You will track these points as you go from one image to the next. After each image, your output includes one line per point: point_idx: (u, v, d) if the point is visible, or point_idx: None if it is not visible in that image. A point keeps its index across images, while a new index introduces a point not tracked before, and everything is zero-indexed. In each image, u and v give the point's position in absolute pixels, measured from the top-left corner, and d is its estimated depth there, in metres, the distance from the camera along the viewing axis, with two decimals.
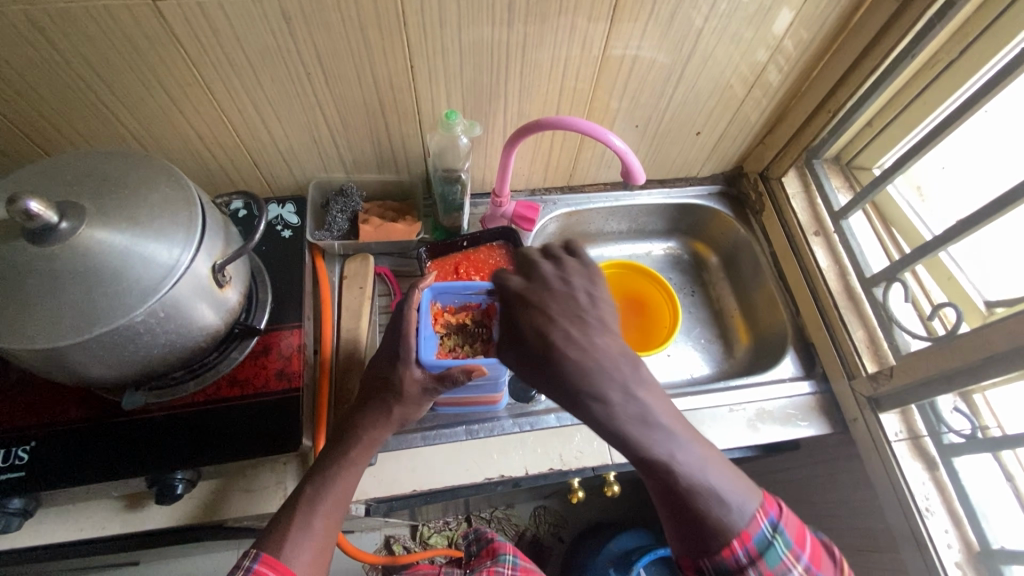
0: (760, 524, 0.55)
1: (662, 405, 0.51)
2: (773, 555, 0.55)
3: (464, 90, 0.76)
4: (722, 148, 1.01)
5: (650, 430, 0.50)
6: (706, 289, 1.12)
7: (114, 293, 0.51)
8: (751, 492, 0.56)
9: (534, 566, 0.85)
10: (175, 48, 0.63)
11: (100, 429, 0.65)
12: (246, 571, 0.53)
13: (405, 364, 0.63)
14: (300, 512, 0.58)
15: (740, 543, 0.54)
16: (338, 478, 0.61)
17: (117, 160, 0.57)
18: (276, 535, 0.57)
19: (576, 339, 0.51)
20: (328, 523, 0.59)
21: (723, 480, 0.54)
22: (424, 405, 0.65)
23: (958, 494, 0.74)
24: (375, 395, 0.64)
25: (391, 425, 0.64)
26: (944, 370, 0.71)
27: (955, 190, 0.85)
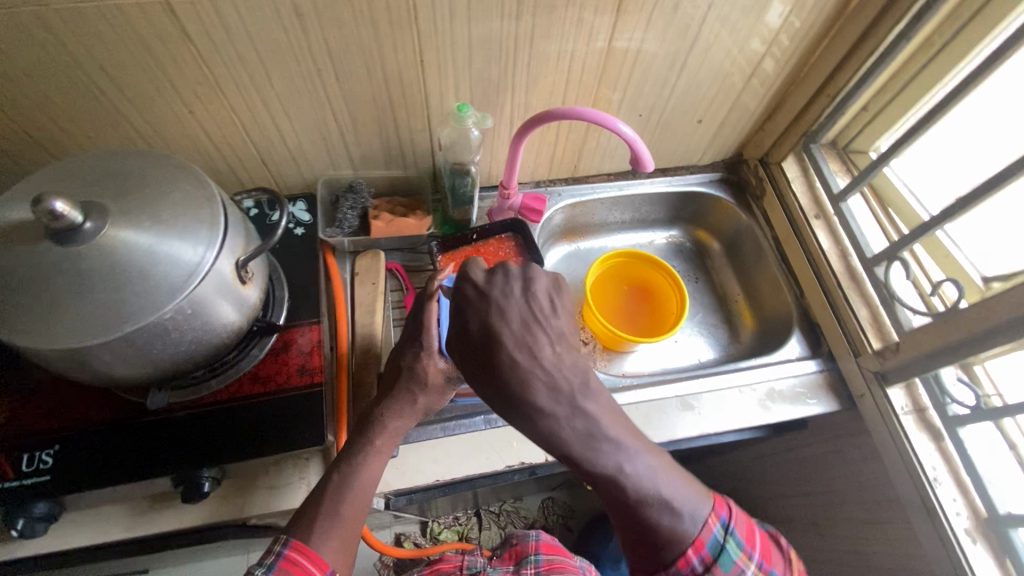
0: (712, 529, 0.56)
1: (609, 416, 0.50)
2: (729, 558, 0.57)
3: (472, 83, 0.77)
4: (722, 135, 1.02)
5: (595, 445, 0.49)
6: (709, 276, 1.14)
7: (141, 292, 0.51)
8: (700, 494, 0.57)
9: (561, 557, 0.84)
10: (187, 46, 0.63)
11: (123, 430, 0.65)
12: (277, 556, 0.54)
13: (429, 356, 0.65)
14: (327, 500, 0.58)
15: (695, 552, 0.55)
16: (365, 466, 0.61)
17: (135, 160, 0.57)
18: (305, 521, 0.57)
19: (531, 344, 0.49)
20: (356, 511, 0.59)
21: (674, 485, 0.54)
22: (446, 394, 0.67)
23: (964, 463, 0.77)
24: (400, 383, 0.65)
25: (415, 415, 0.65)
26: (948, 343, 0.73)
27: (950, 171, 0.87)
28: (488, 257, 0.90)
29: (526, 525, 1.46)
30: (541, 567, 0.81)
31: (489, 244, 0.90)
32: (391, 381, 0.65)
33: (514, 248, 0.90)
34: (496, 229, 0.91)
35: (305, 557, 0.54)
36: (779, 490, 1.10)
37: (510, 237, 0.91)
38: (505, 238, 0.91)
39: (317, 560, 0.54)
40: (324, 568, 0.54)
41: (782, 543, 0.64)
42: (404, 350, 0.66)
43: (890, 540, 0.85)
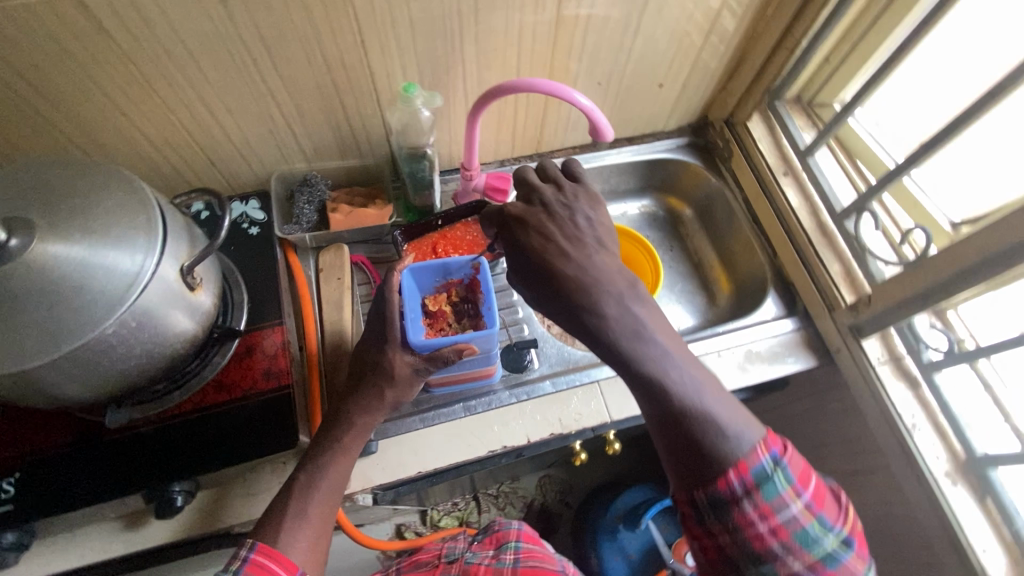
0: (760, 456, 0.51)
1: (652, 319, 0.54)
2: (774, 497, 0.50)
3: (419, 62, 0.74)
4: (686, 98, 1.00)
5: (634, 342, 0.52)
6: (684, 243, 1.13)
7: (78, 307, 0.49)
8: (752, 422, 0.53)
9: (539, 546, 0.86)
10: (106, 42, 0.59)
11: (86, 451, 0.63)
12: (244, 560, 0.53)
13: (393, 348, 0.63)
14: (295, 501, 0.58)
15: (736, 474, 0.50)
16: (333, 464, 0.60)
17: (60, 170, 0.54)
18: (273, 523, 0.57)
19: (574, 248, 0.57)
20: (324, 509, 0.58)
21: (723, 403, 0.52)
22: (414, 386, 0.64)
23: (941, 408, 0.78)
24: (368, 377, 0.63)
25: (385, 408, 0.63)
26: (919, 291, 0.73)
27: (912, 117, 0.86)
28: (456, 242, 0.88)
29: (524, 505, 1.47)
30: (519, 555, 0.82)
31: (456, 230, 0.88)
32: (359, 376, 0.64)
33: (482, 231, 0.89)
34: (461, 213, 0.88)
35: (271, 560, 0.53)
36: None
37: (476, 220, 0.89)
38: (471, 222, 0.89)
39: (285, 560, 0.54)
40: (293, 569, 0.54)
41: (842, 497, 0.55)
42: (370, 344, 0.64)
43: (875, 489, 0.86)
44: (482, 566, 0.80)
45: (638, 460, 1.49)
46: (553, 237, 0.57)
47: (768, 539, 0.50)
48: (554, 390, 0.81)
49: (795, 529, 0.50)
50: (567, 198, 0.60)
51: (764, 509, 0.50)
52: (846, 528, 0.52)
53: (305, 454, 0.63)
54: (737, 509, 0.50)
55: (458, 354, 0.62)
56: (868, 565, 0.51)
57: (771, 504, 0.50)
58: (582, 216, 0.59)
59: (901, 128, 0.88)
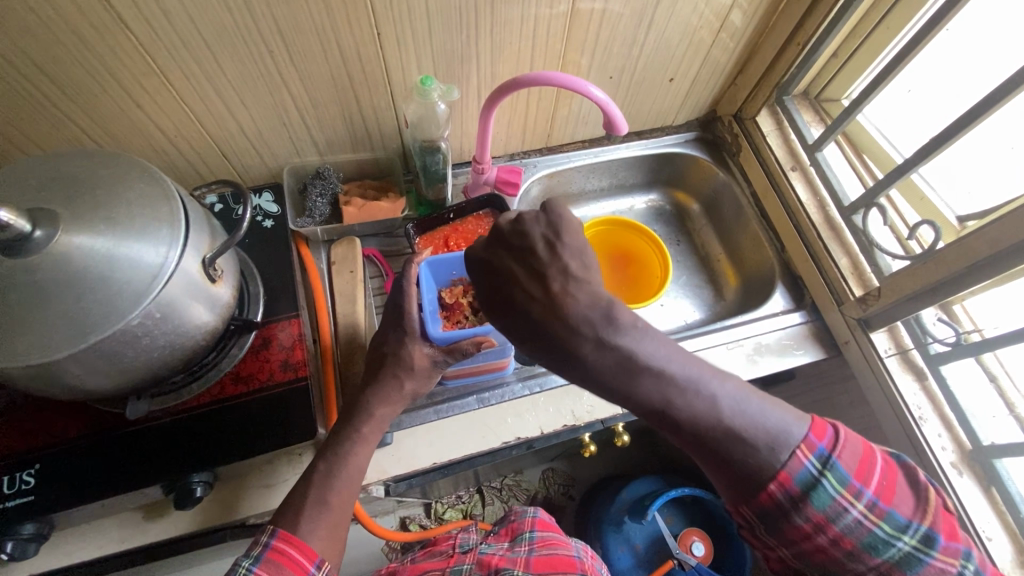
0: (802, 461, 0.47)
1: (653, 346, 0.45)
2: (823, 493, 0.47)
3: (433, 56, 0.74)
4: (695, 93, 1.01)
5: (649, 391, 0.45)
6: (691, 237, 1.13)
7: (104, 300, 0.49)
8: (785, 420, 0.48)
9: (556, 536, 0.87)
10: (125, 34, 0.59)
11: (104, 444, 0.63)
12: (263, 547, 0.54)
13: (412, 339, 0.63)
14: (315, 490, 0.58)
15: (779, 485, 0.46)
16: (352, 455, 0.61)
17: (81, 161, 0.54)
18: (294, 511, 0.57)
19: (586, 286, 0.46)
20: (344, 498, 0.59)
21: (760, 411, 0.47)
22: (433, 377, 0.65)
23: (947, 399, 0.79)
24: (385, 367, 0.63)
25: (403, 400, 0.64)
26: (929, 285, 0.74)
27: (921, 113, 0.87)
28: (467, 235, 0.88)
29: (528, 497, 1.48)
30: (533, 544, 0.83)
31: (467, 223, 0.89)
32: (377, 366, 0.64)
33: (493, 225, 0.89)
34: (473, 206, 0.89)
35: (292, 546, 0.54)
36: None
37: (488, 214, 0.90)
38: (482, 215, 0.90)
39: (304, 548, 0.54)
40: (313, 557, 0.54)
41: (917, 478, 0.51)
42: (388, 335, 0.65)
43: None
44: (495, 556, 0.80)
45: (640, 453, 1.50)
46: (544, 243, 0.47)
47: (824, 528, 0.47)
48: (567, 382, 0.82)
49: (859, 534, 0.47)
50: None
51: (819, 516, 0.47)
52: (923, 524, 0.48)
53: (324, 445, 0.63)
54: (791, 522, 0.47)
55: (477, 347, 0.63)
56: (957, 559, 0.47)
57: (825, 513, 0.47)
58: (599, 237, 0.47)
59: (908, 124, 0.89)
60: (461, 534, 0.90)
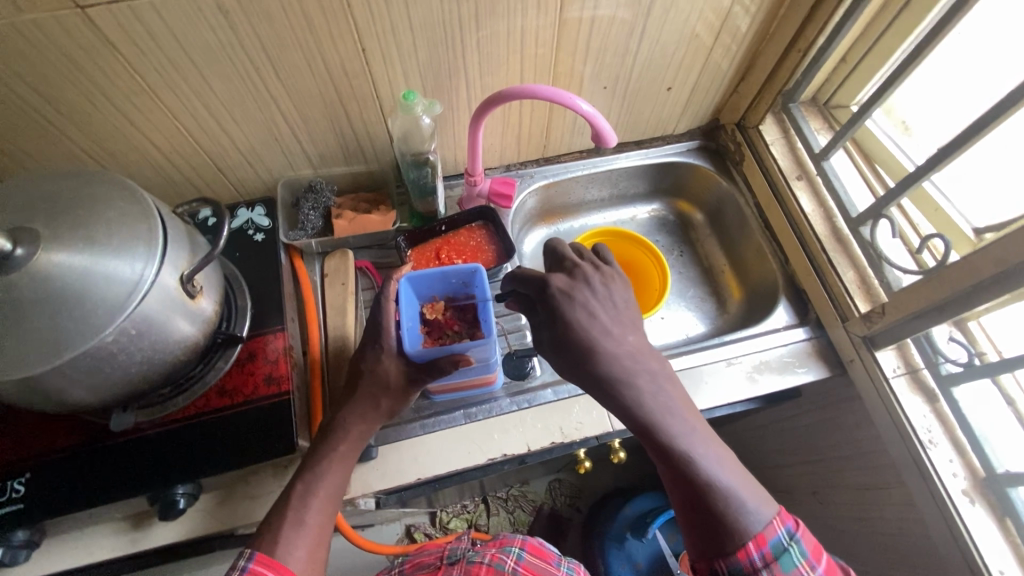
0: (777, 529, 0.54)
1: (680, 400, 0.58)
2: (789, 559, 0.53)
3: (421, 71, 0.74)
4: (696, 101, 0.98)
5: (672, 436, 0.55)
6: (695, 248, 1.10)
7: (79, 317, 0.50)
8: (770, 500, 0.56)
9: (543, 559, 0.86)
10: (113, 55, 0.61)
11: (92, 453, 0.64)
12: (241, 572, 0.52)
13: (389, 356, 0.63)
14: (292, 510, 0.58)
15: (756, 546, 0.53)
16: (329, 473, 0.60)
17: (66, 180, 0.56)
18: (271, 530, 0.57)
19: (614, 333, 0.59)
20: (322, 517, 0.59)
21: (746, 481, 0.56)
22: (410, 394, 0.64)
23: (959, 423, 0.75)
24: (362, 384, 0.63)
25: (380, 417, 0.64)
26: (935, 303, 0.70)
27: (940, 115, 0.82)
28: (459, 248, 0.88)
29: (534, 509, 1.46)
30: (519, 565, 0.82)
31: (459, 235, 0.89)
32: (354, 383, 0.64)
33: (486, 237, 0.89)
34: (465, 219, 0.89)
35: (271, 570, 0.53)
36: (780, 459, 1.08)
37: (480, 226, 0.90)
38: (475, 227, 0.90)
39: (285, 570, 0.54)
40: None
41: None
42: (366, 351, 0.65)
43: (889, 507, 0.83)
44: (482, 565, 0.82)
45: (649, 467, 1.47)
46: (591, 312, 0.59)
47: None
48: (556, 399, 0.80)
49: None
50: (606, 276, 0.62)
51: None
52: None
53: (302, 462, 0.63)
54: None
55: (455, 366, 0.62)
56: None
57: None
58: (620, 297, 0.61)
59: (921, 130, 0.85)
60: (452, 545, 0.89)
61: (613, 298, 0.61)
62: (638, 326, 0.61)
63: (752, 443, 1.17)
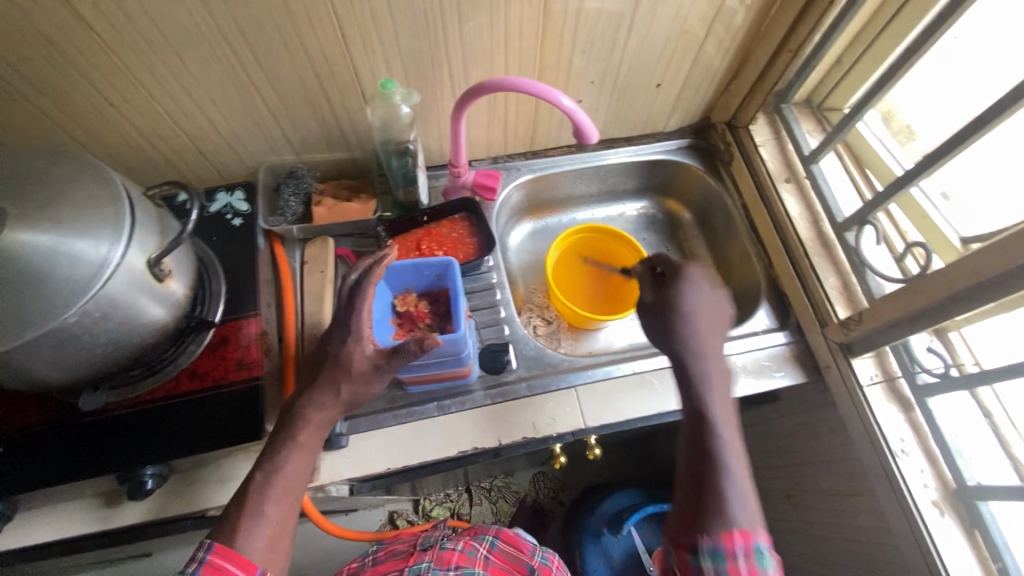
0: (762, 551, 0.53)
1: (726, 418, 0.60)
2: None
3: (403, 59, 0.73)
4: (687, 98, 0.97)
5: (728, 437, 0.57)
6: (682, 247, 1.10)
7: (42, 297, 0.50)
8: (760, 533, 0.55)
9: (514, 544, 0.86)
10: (88, 34, 0.60)
11: (60, 432, 0.65)
12: (199, 564, 0.53)
13: (354, 342, 0.63)
14: (251, 502, 0.58)
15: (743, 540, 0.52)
16: (290, 462, 0.60)
17: (35, 159, 0.55)
18: (230, 522, 0.57)
19: (689, 342, 0.63)
20: (282, 509, 0.59)
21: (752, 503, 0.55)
22: (374, 383, 0.64)
23: (932, 433, 0.74)
24: (323, 371, 0.63)
25: (339, 404, 0.63)
26: (911, 313, 0.69)
27: (938, 108, 0.79)
28: (440, 239, 0.87)
29: (517, 500, 1.46)
30: (490, 554, 0.84)
31: (441, 227, 0.88)
32: (317, 369, 0.64)
33: (467, 229, 0.89)
34: (447, 210, 0.89)
35: (230, 562, 0.54)
36: (757, 461, 1.08)
37: (463, 218, 0.89)
38: (457, 219, 0.89)
39: (243, 562, 0.54)
40: (252, 569, 0.54)
41: None
42: (331, 337, 0.65)
43: (860, 514, 0.82)
44: (455, 552, 0.82)
45: (632, 464, 1.47)
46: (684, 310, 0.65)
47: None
48: (529, 394, 0.80)
49: None
50: (697, 282, 0.67)
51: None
52: None
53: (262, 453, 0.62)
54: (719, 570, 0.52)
55: (421, 345, 0.60)
56: None
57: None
58: (682, 304, 0.65)
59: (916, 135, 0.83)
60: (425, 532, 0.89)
61: (712, 306, 0.66)
62: (701, 333, 0.64)
63: None
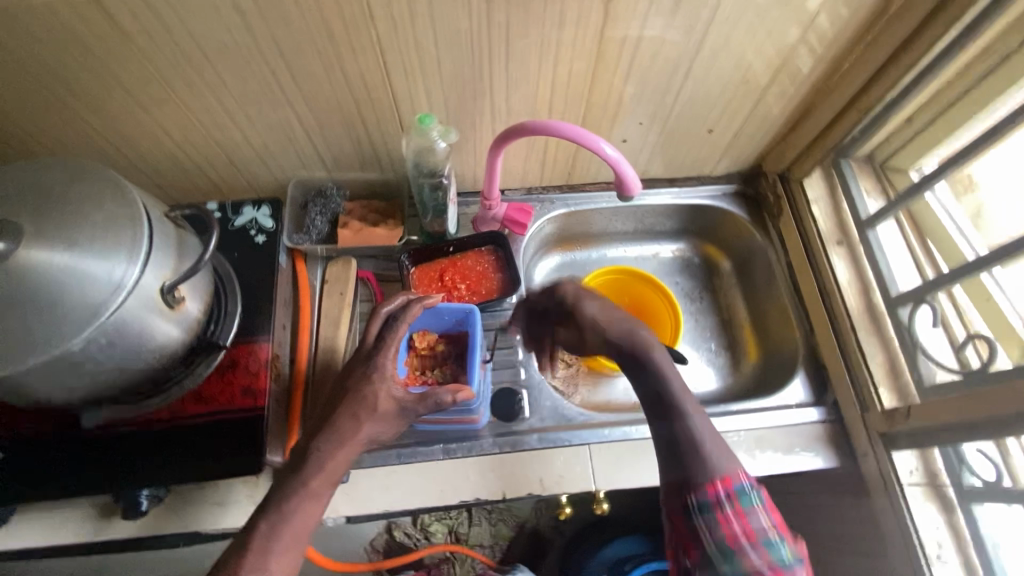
0: (740, 479, 0.54)
1: (675, 379, 0.61)
2: (785, 562, 0.50)
3: (444, 88, 0.70)
4: (738, 144, 0.92)
5: (694, 414, 0.58)
6: (716, 296, 1.04)
7: (49, 322, 0.49)
8: (733, 457, 0.56)
9: None
10: (127, 45, 0.59)
11: (65, 442, 0.65)
12: None
13: (381, 377, 0.59)
14: (252, 552, 0.50)
15: (723, 484, 0.54)
16: (299, 513, 0.53)
17: (61, 172, 0.54)
18: (225, 573, 0.49)
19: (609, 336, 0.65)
20: (286, 563, 0.51)
21: (714, 440, 0.57)
22: (396, 422, 0.59)
23: (975, 543, 0.68)
24: (343, 406, 0.57)
25: (358, 443, 0.57)
26: (967, 419, 0.63)
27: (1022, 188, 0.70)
28: (464, 271, 0.85)
29: (516, 525, 1.25)
30: None
31: (466, 258, 0.85)
32: (336, 403, 0.58)
33: (493, 262, 0.86)
34: (475, 241, 0.86)
35: None
36: None
37: (490, 250, 0.86)
38: (484, 251, 0.86)
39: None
40: None
41: None
42: (354, 370, 0.60)
43: None
44: None
45: None
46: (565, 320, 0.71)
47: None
48: (540, 447, 0.77)
49: (762, 533, 0.52)
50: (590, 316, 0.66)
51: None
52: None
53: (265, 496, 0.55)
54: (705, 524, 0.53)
55: (454, 397, 0.58)
56: None
57: (751, 527, 0.52)
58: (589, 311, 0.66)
59: (992, 217, 0.74)
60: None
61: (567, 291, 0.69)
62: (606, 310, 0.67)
63: None
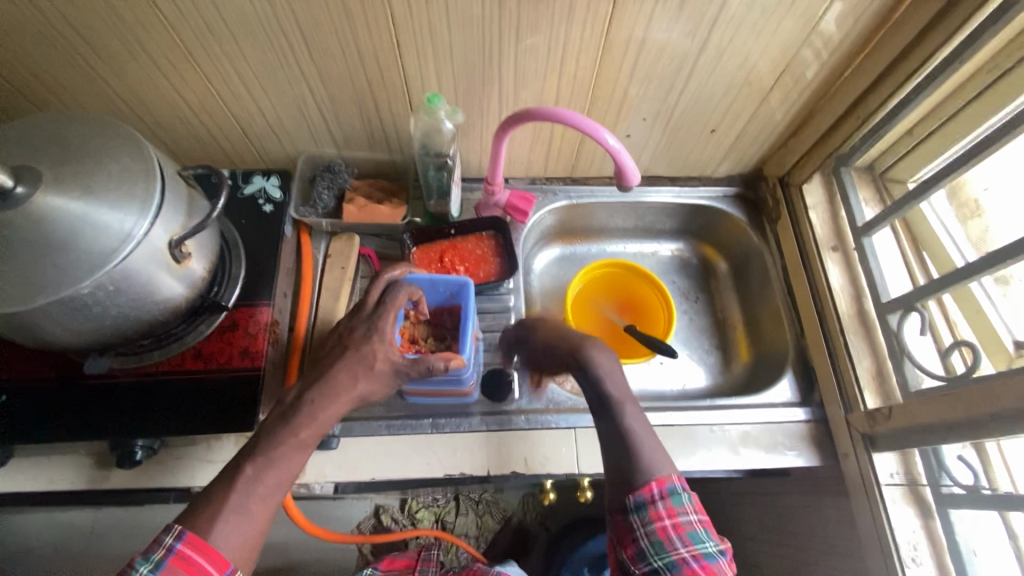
0: (671, 481, 0.58)
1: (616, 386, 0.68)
2: (709, 554, 0.55)
3: (454, 73, 0.73)
4: (740, 146, 0.93)
5: (629, 412, 0.65)
6: (711, 297, 1.05)
7: (60, 265, 0.51)
8: (665, 462, 0.60)
9: None
10: (152, 10, 0.61)
11: (66, 389, 0.68)
12: (166, 551, 0.48)
13: (380, 340, 0.60)
14: (235, 493, 0.51)
15: (656, 484, 0.58)
16: (287, 465, 0.54)
17: (82, 126, 0.57)
18: (211, 508, 0.51)
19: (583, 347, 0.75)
20: (267, 508, 0.53)
21: (650, 450, 0.61)
22: (389, 385, 0.61)
23: (951, 550, 0.68)
24: (340, 363, 0.59)
25: (347, 401, 0.58)
26: (946, 421, 0.65)
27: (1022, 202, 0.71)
28: (464, 254, 0.86)
29: (502, 518, 1.28)
30: None
31: (467, 241, 0.87)
32: (333, 359, 0.59)
33: (493, 247, 0.88)
34: (478, 225, 0.88)
35: (201, 554, 0.48)
36: (753, 532, 1.02)
37: (490, 236, 0.88)
38: (485, 236, 0.88)
39: (214, 556, 0.48)
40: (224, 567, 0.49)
41: None
42: (352, 331, 0.61)
43: None
44: None
45: None
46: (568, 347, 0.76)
47: None
48: (527, 428, 0.78)
49: (688, 529, 0.56)
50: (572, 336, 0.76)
51: (702, 566, 0.54)
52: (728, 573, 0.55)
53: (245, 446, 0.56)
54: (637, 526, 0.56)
55: (445, 364, 0.59)
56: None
57: (679, 523, 0.56)
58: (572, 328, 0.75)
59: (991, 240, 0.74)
60: (421, 562, 0.95)
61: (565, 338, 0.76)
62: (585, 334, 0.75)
63: (727, 511, 1.11)
